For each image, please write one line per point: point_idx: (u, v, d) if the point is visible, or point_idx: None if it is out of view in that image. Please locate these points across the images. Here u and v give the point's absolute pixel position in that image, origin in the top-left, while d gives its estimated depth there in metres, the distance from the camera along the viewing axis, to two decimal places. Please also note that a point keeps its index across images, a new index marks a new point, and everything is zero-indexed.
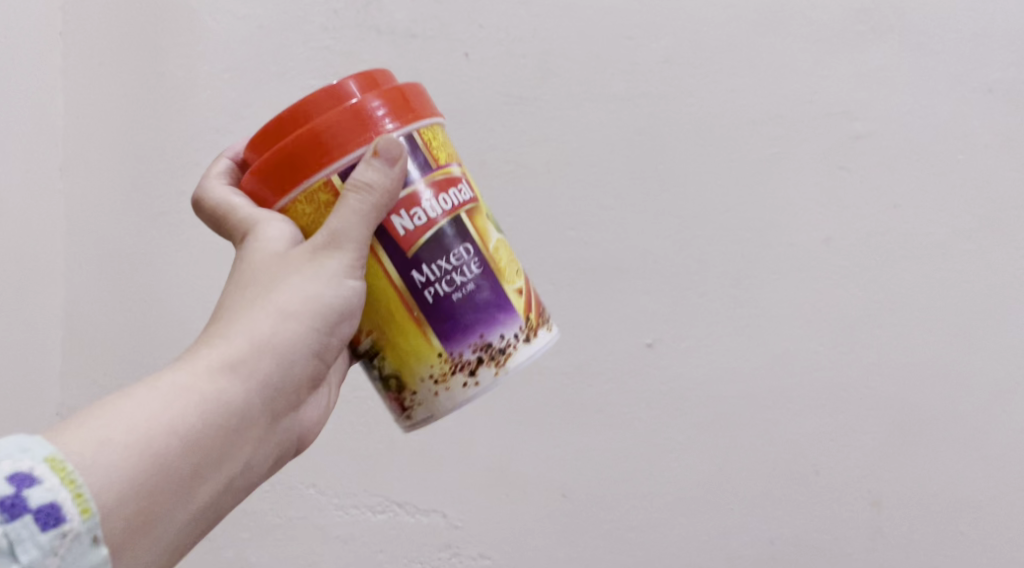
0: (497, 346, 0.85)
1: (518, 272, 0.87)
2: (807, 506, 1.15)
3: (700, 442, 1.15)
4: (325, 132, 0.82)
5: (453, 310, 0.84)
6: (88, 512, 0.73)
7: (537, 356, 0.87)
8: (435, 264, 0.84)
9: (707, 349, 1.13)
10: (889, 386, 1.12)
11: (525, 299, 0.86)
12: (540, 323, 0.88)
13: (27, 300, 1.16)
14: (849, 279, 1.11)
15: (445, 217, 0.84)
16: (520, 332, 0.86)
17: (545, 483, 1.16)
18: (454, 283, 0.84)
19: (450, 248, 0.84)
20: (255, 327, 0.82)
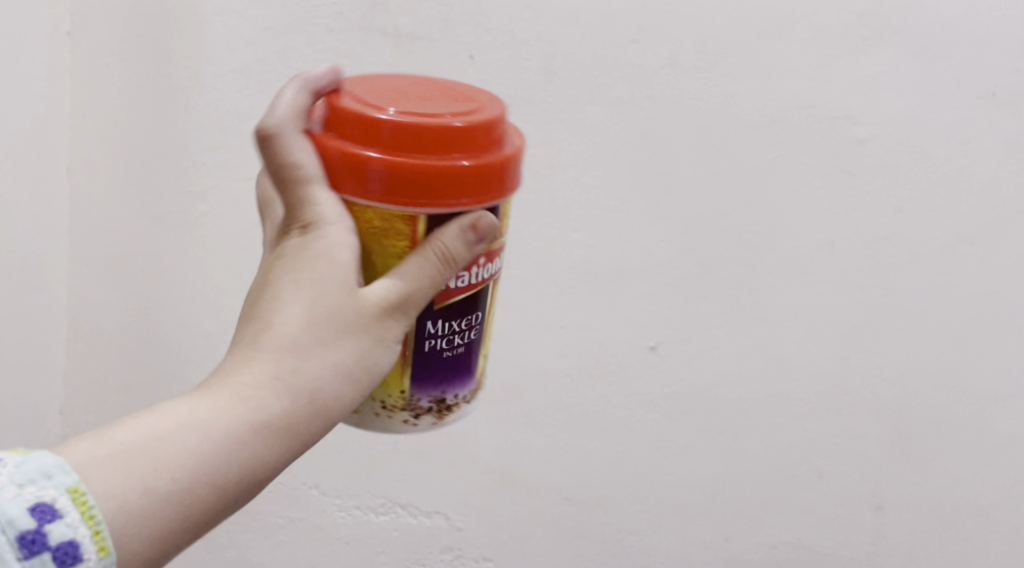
0: (448, 403, 0.85)
1: (489, 342, 0.87)
2: (805, 509, 1.17)
3: (700, 446, 1.16)
4: (431, 175, 0.78)
5: (438, 363, 0.83)
6: (105, 550, 0.72)
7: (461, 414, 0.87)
8: (448, 321, 0.83)
9: (709, 353, 1.14)
10: (891, 391, 1.13)
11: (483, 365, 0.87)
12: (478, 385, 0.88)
13: (31, 300, 1.18)
14: (853, 284, 1.11)
15: (479, 285, 0.84)
16: (468, 394, 0.86)
17: (546, 486, 1.18)
18: (452, 342, 0.83)
19: (468, 312, 0.84)
20: (303, 371, 0.78)
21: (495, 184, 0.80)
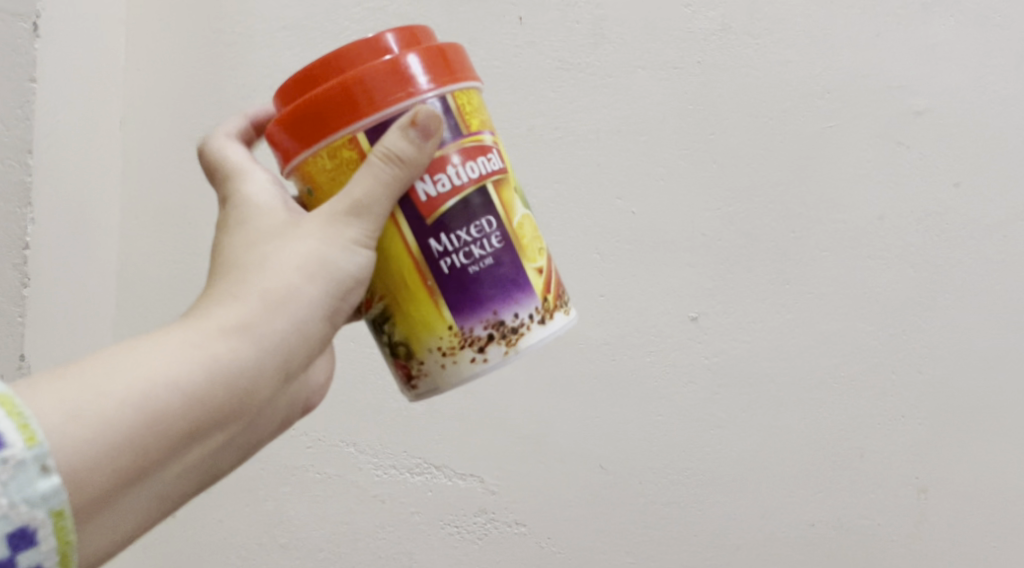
0: (509, 325, 0.82)
1: (541, 250, 0.84)
2: (852, 489, 1.13)
3: (743, 418, 1.13)
4: (355, 86, 0.79)
5: (468, 282, 0.81)
6: (33, 440, 0.70)
7: (552, 337, 0.84)
8: (453, 233, 0.81)
9: (753, 325, 1.12)
10: (941, 373, 1.11)
11: (546, 278, 0.84)
12: (558, 304, 0.84)
13: (81, 245, 1.14)
14: (904, 261, 1.10)
15: (472, 185, 0.81)
16: (535, 313, 0.83)
17: (581, 455, 1.15)
18: (471, 256, 0.81)
19: (473, 217, 0.81)
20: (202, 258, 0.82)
21: (435, 73, 0.81)
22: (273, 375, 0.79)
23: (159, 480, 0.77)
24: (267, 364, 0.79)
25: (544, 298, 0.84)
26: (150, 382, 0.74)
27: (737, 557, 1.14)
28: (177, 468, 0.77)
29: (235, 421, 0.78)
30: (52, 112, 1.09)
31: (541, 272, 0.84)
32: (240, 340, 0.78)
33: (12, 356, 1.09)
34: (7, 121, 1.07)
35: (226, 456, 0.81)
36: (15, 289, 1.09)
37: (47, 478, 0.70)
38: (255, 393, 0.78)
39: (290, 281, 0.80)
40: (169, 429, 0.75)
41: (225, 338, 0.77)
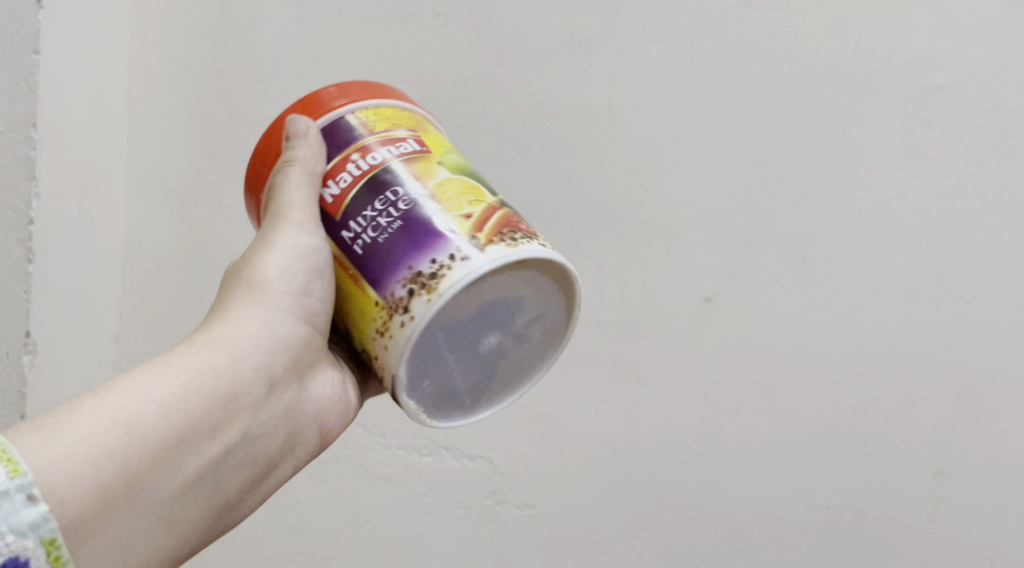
0: (427, 272, 0.83)
1: (467, 200, 0.85)
2: (869, 472, 1.11)
3: (757, 401, 1.11)
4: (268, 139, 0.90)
5: (382, 250, 0.84)
6: (18, 472, 0.76)
7: (482, 271, 0.82)
8: (361, 215, 0.85)
9: (769, 306, 1.10)
10: (962, 354, 1.08)
11: (474, 220, 0.84)
12: (495, 238, 0.84)
13: (87, 227, 1.10)
14: (925, 240, 1.07)
15: (373, 169, 0.85)
16: (456, 252, 0.83)
17: (592, 437, 1.13)
18: (380, 227, 0.84)
19: (376, 194, 0.84)
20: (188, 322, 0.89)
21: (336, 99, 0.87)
22: (252, 383, 0.86)
23: (162, 498, 0.81)
24: (244, 372, 0.85)
25: (468, 237, 0.83)
26: (128, 407, 0.81)
27: (751, 541, 1.12)
28: (179, 482, 0.82)
29: (222, 427, 0.84)
30: (58, 85, 1.05)
31: (468, 220, 0.84)
32: (214, 351, 0.85)
33: (17, 335, 1.05)
34: (12, 94, 1.04)
35: (232, 478, 0.85)
36: (20, 266, 1.04)
37: (34, 506, 0.76)
38: (237, 399, 0.85)
39: (259, 300, 0.88)
40: (154, 437, 0.81)
41: (197, 352, 0.84)
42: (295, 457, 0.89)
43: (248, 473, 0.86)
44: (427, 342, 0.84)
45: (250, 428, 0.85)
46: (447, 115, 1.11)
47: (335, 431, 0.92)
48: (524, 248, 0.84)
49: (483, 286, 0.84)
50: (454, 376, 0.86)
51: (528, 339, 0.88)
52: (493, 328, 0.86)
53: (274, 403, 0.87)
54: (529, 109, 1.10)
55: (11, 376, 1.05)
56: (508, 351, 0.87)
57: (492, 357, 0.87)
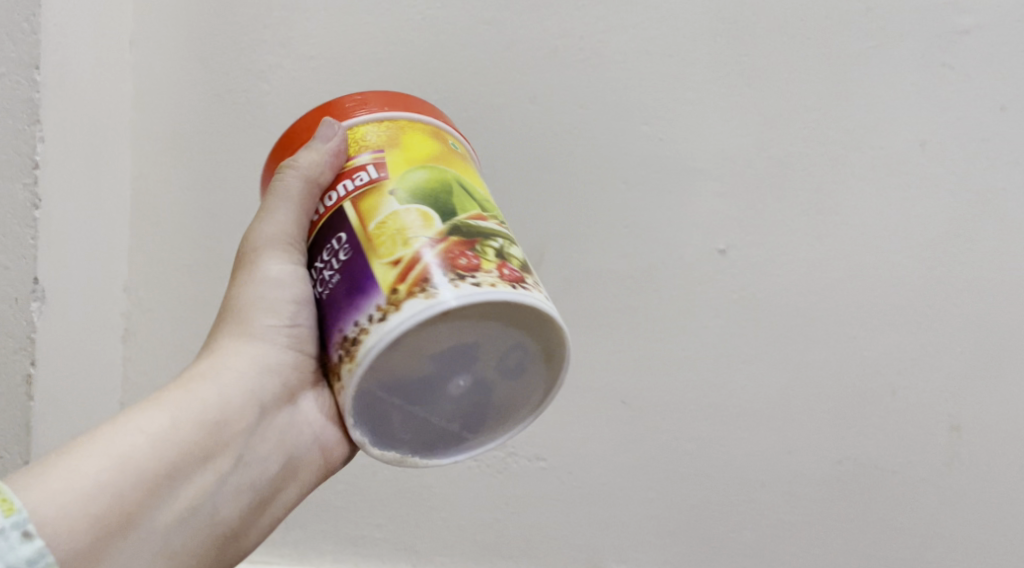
0: (349, 335, 0.81)
1: (405, 241, 0.81)
2: (881, 425, 1.10)
3: (770, 354, 1.10)
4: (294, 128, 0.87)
5: (325, 305, 0.83)
6: (12, 510, 0.78)
7: (401, 330, 0.79)
8: (316, 266, 0.85)
9: (784, 258, 1.08)
10: (979, 307, 1.08)
11: (402, 268, 0.81)
12: (423, 287, 0.80)
13: (93, 172, 1.07)
14: (944, 190, 1.07)
15: (328, 213, 0.85)
16: (376, 312, 0.80)
17: (603, 389, 1.11)
18: (325, 282, 0.84)
19: (325, 242, 0.84)
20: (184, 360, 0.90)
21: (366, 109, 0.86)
22: (242, 410, 0.86)
23: (158, 530, 0.83)
24: (232, 400, 0.86)
25: (388, 291, 0.80)
26: (120, 443, 0.82)
27: (763, 495, 1.12)
28: (174, 512, 0.83)
29: (213, 455, 0.85)
30: (62, 25, 1.03)
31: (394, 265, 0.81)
32: (203, 382, 0.86)
33: (25, 280, 1.03)
34: (14, 33, 1.01)
35: (229, 507, 0.86)
36: (26, 211, 1.02)
37: (30, 542, 0.78)
38: (226, 427, 0.86)
39: (249, 330, 0.88)
40: (143, 469, 0.82)
41: (185, 384, 0.86)
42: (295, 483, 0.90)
43: (246, 500, 0.87)
44: (382, 399, 0.82)
45: (243, 454, 0.86)
46: (458, 59, 1.08)
47: (337, 457, 0.91)
48: (450, 296, 0.79)
49: (431, 333, 0.80)
50: (434, 419, 0.83)
51: (513, 369, 0.83)
52: (458, 370, 0.82)
53: (266, 430, 0.88)
54: (541, 54, 1.08)
55: (19, 321, 1.03)
56: (494, 384, 0.83)
57: (472, 394, 0.83)
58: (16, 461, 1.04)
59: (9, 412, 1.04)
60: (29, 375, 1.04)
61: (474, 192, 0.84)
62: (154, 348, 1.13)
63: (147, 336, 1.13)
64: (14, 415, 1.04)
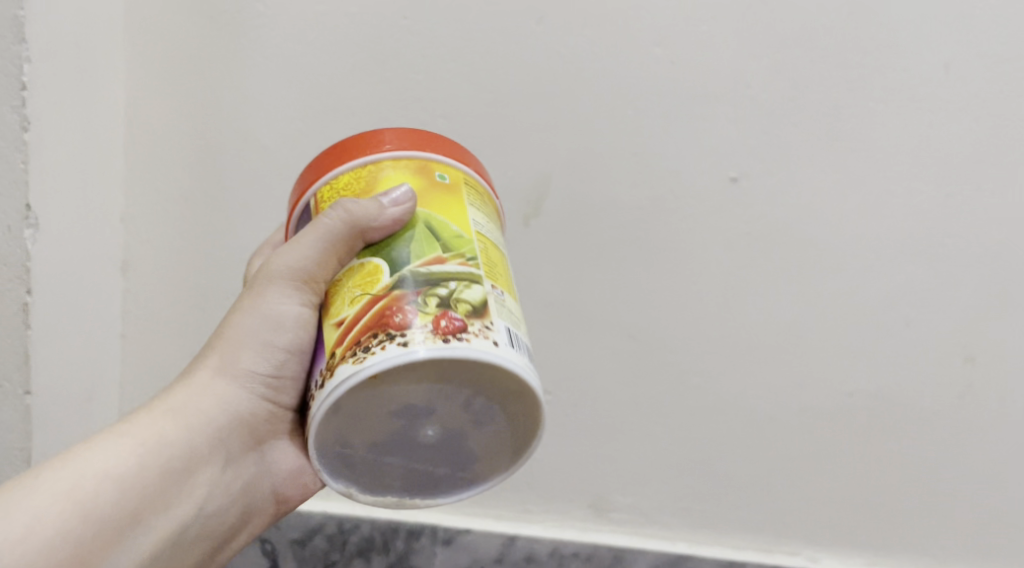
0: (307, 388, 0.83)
1: (358, 298, 0.83)
2: (895, 357, 1.08)
3: (783, 285, 1.07)
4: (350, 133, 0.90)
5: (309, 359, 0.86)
6: None
7: (339, 391, 0.80)
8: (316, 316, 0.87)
9: (799, 187, 1.05)
10: (999, 235, 1.05)
11: (350, 328, 0.82)
12: (366, 341, 0.80)
13: (85, 98, 1.04)
14: (968, 114, 1.04)
15: None
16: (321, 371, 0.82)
17: (611, 323, 1.09)
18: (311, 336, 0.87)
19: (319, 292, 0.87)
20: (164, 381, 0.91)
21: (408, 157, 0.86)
22: (209, 458, 0.88)
23: None
24: (200, 446, 0.88)
25: (330, 354, 0.82)
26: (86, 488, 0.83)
27: (771, 428, 1.10)
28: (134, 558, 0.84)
29: (177, 505, 0.86)
30: None
31: (342, 329, 0.82)
32: (175, 426, 0.87)
33: (17, 206, 1.00)
34: None
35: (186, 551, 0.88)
36: (15, 134, 0.99)
37: None
38: (192, 474, 0.87)
39: (227, 372, 0.89)
40: (110, 516, 0.83)
41: (157, 428, 0.86)
42: (249, 526, 0.92)
43: (203, 541, 0.89)
44: (352, 459, 0.84)
45: (205, 504, 0.88)
46: None
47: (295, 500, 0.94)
48: (377, 360, 0.79)
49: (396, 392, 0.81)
50: (414, 467, 0.85)
51: (486, 420, 0.83)
52: (427, 422, 0.82)
53: (230, 475, 0.90)
54: None
55: (14, 248, 1.01)
56: (465, 434, 0.83)
57: (444, 441, 0.84)
58: (17, 391, 1.03)
59: (6, 343, 1.02)
60: (25, 304, 1.02)
61: (440, 233, 0.83)
62: (152, 280, 1.11)
63: (147, 268, 1.11)
64: (12, 344, 1.02)
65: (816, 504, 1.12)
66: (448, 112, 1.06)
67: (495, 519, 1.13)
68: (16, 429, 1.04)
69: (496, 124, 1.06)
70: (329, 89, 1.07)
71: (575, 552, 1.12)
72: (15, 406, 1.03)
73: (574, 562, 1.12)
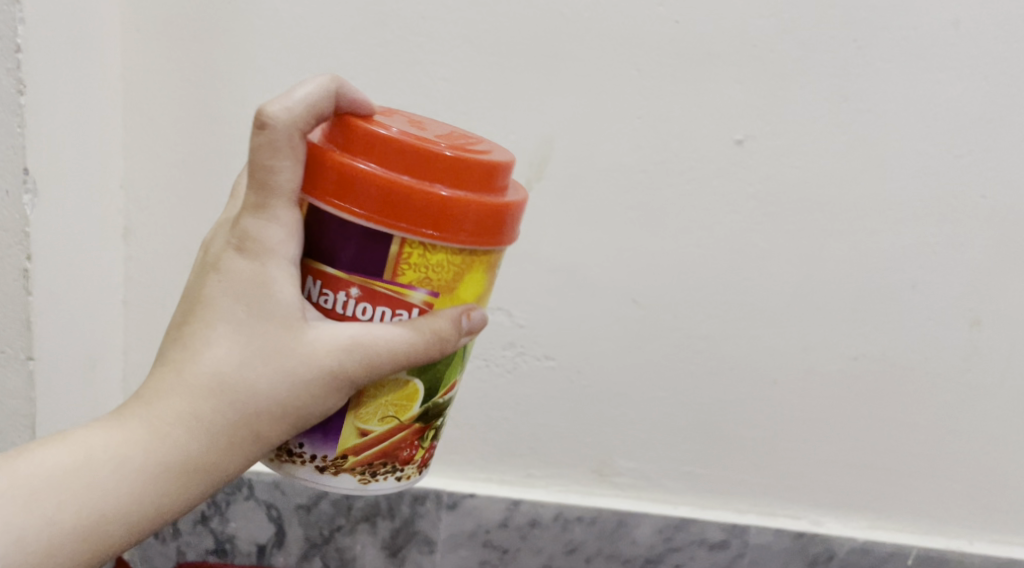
0: (307, 457, 0.85)
1: (390, 419, 0.85)
2: (900, 320, 1.07)
3: (788, 249, 1.06)
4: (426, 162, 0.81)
5: None
6: None
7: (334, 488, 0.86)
8: None
9: (804, 149, 1.04)
10: (1005, 196, 1.05)
11: (370, 440, 0.85)
12: (376, 462, 0.86)
13: (81, 61, 1.02)
14: (977, 72, 1.02)
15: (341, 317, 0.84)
16: (327, 458, 0.85)
17: (613, 287, 1.08)
18: None
19: None
20: (194, 394, 0.83)
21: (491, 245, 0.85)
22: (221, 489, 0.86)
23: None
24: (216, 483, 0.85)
25: (342, 453, 0.85)
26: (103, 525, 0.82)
27: (775, 392, 1.10)
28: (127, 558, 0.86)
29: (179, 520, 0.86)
30: None
31: (365, 439, 0.85)
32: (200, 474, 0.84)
33: (15, 170, 0.99)
34: None
35: None
36: (11, 98, 0.97)
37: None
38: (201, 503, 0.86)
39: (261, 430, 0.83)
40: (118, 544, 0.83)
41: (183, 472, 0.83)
42: None
43: None
44: None
45: None
46: None
47: None
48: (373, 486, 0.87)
49: None
50: None
51: None
52: None
53: None
54: None
55: (13, 214, 1.00)
56: None
57: None
58: (21, 356, 1.02)
59: (8, 310, 1.01)
60: (25, 270, 1.01)
61: (463, 357, 0.88)
62: (151, 245, 1.10)
63: (147, 234, 1.10)
64: (15, 312, 1.01)
65: (817, 467, 1.12)
66: (449, 75, 1.05)
67: (499, 484, 1.13)
68: (20, 395, 1.03)
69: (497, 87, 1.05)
70: (329, 52, 1.06)
71: (579, 516, 1.12)
72: (19, 372, 1.03)
73: (579, 526, 1.12)
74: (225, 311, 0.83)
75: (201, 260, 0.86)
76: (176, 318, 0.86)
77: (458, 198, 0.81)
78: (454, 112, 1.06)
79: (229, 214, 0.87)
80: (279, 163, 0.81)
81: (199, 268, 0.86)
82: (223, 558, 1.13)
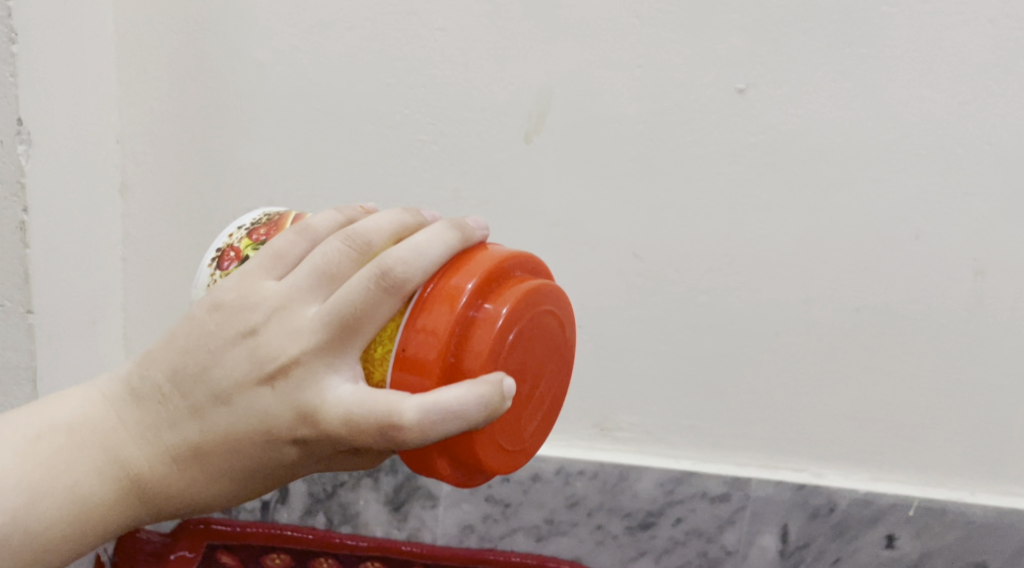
0: None
1: None
2: (903, 272, 1.06)
3: (790, 200, 1.05)
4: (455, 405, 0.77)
5: None
6: None
7: None
8: None
9: (807, 96, 1.03)
10: (1013, 143, 1.03)
11: None
12: None
13: (74, 10, 1.01)
14: (984, 15, 1.00)
15: None
16: None
17: (614, 242, 1.07)
18: None
19: None
20: (190, 500, 0.80)
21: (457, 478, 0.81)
22: None
23: None
24: None
25: None
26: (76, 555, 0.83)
27: (777, 344, 1.09)
28: None
29: None
30: None
31: None
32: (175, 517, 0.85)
33: (8, 121, 0.98)
34: None
35: None
36: (2, 45, 0.96)
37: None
38: None
39: None
40: None
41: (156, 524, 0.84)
42: None
43: None
44: None
45: None
46: None
47: None
48: None
49: None
50: None
51: None
52: None
53: None
54: None
55: (7, 164, 0.99)
56: None
57: None
58: (19, 310, 1.02)
59: (5, 262, 1.01)
60: (22, 223, 1.00)
61: None
62: (149, 199, 1.09)
63: (145, 189, 1.09)
64: (12, 264, 1.01)
65: (819, 421, 1.12)
66: (446, 24, 1.04)
67: None
68: (20, 348, 1.03)
69: (495, 36, 1.04)
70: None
71: (581, 471, 1.12)
72: (18, 325, 1.02)
73: (581, 480, 1.12)
74: (249, 464, 0.79)
75: (252, 394, 0.77)
76: (205, 419, 0.78)
77: (436, 459, 0.78)
78: (453, 63, 1.05)
79: (295, 347, 0.76)
80: (370, 435, 0.75)
81: (248, 400, 0.77)
82: (227, 515, 1.14)
